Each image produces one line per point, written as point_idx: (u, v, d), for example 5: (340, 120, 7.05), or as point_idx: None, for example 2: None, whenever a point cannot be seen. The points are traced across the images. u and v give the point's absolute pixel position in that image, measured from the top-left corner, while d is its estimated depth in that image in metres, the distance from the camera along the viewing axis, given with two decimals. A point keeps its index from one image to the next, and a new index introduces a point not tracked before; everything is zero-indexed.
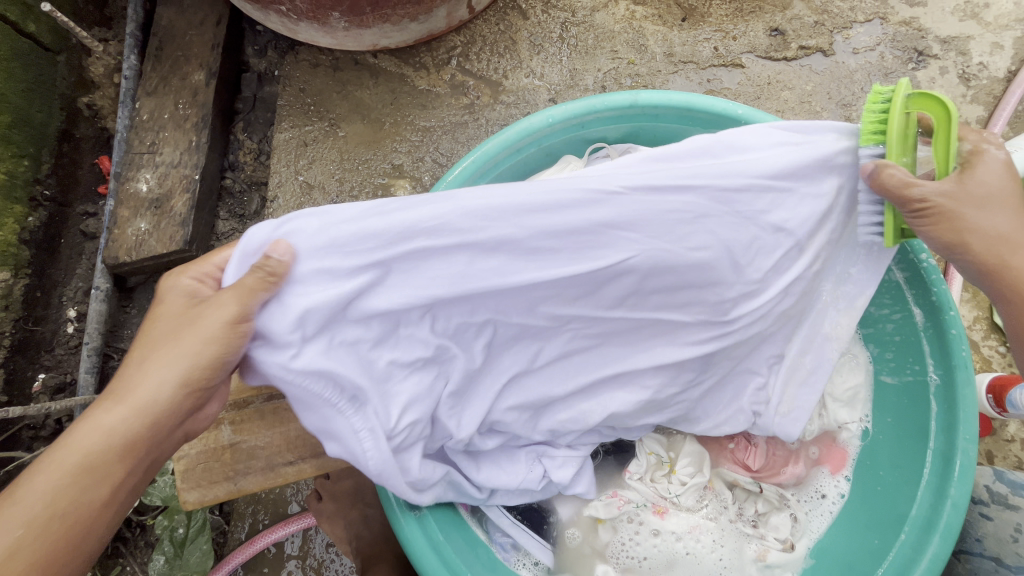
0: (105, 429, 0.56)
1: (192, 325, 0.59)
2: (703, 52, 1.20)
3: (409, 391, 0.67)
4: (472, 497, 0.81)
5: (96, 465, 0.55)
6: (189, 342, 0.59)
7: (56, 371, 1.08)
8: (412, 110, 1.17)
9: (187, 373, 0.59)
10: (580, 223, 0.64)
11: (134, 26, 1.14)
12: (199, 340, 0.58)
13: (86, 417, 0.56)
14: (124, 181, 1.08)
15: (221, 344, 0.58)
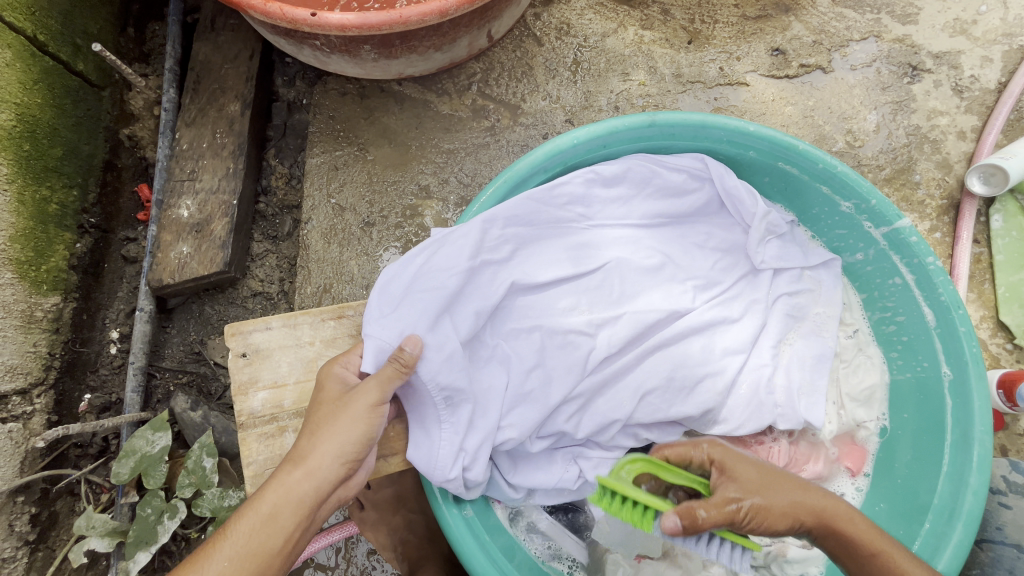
0: (280, 504, 0.64)
1: (347, 410, 0.69)
2: (709, 73, 1.27)
3: (479, 390, 0.79)
4: (509, 496, 0.85)
5: (272, 533, 0.63)
6: (345, 422, 0.68)
7: (101, 391, 1.12)
8: (436, 134, 1.23)
9: (347, 451, 0.67)
10: (593, 246, 0.91)
11: (172, 61, 1.21)
12: (357, 420, 0.68)
13: (271, 487, 0.65)
14: (166, 208, 1.13)
15: (369, 422, 0.69)
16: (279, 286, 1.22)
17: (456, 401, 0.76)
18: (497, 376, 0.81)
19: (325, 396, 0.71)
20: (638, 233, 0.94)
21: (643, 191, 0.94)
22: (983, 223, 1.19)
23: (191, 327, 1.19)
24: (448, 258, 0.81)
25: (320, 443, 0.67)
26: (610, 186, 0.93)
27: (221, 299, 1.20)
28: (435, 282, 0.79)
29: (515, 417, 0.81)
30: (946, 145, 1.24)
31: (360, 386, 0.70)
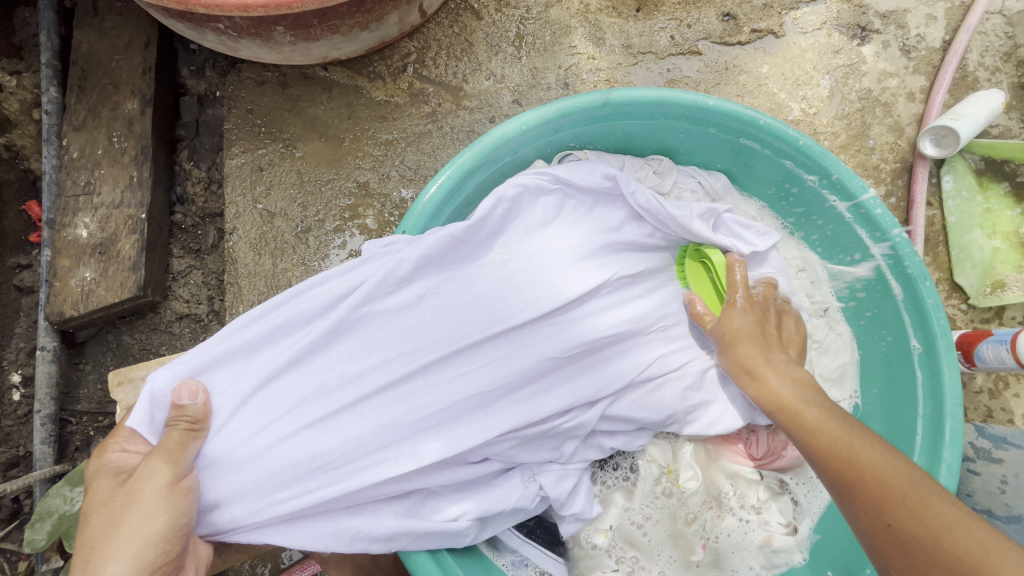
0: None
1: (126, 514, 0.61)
2: (660, 42, 1.20)
3: (349, 441, 0.72)
4: (464, 537, 0.77)
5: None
6: (132, 525, 0.60)
7: (7, 445, 0.98)
8: (371, 123, 1.11)
9: (143, 555, 0.60)
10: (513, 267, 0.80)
11: (49, 55, 1.03)
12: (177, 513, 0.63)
13: None
14: (60, 229, 0.98)
15: (164, 511, 0.62)
16: (209, 305, 1.09)
17: (319, 456, 0.70)
18: (308, 443, 0.71)
19: (95, 496, 0.65)
20: (538, 256, 0.80)
21: (564, 208, 0.84)
22: (936, 185, 1.19)
23: (108, 361, 1.05)
24: (319, 298, 0.75)
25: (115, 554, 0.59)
26: (538, 201, 0.83)
27: (142, 326, 1.06)
28: (294, 319, 0.74)
29: (390, 469, 0.72)
30: (897, 107, 1.23)
31: (138, 474, 0.64)
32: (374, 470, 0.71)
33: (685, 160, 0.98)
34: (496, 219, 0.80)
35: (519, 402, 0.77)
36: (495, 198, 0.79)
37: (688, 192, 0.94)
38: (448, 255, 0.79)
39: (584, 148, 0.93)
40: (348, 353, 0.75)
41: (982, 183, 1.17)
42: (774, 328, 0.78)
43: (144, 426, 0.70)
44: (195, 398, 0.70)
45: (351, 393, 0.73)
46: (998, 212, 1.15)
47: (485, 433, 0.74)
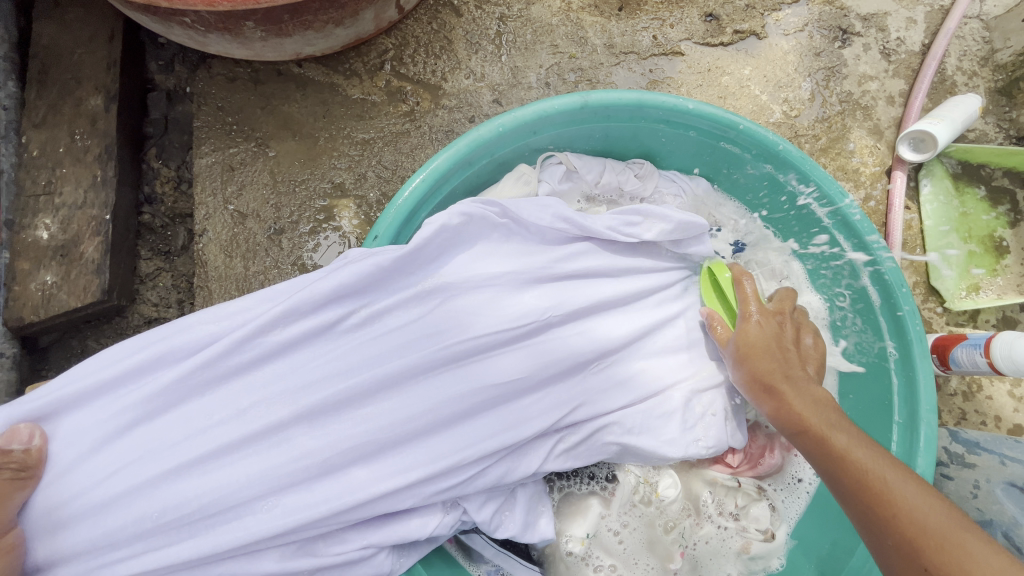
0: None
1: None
2: (642, 42, 1.19)
3: (210, 489, 0.66)
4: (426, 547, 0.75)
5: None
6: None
7: None
8: (347, 122, 1.08)
9: None
10: (470, 280, 0.77)
11: (6, 47, 0.98)
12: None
13: None
14: (19, 230, 0.94)
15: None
16: (178, 309, 1.05)
17: (177, 507, 0.65)
18: (174, 492, 0.66)
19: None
20: (455, 291, 0.76)
21: (510, 241, 0.82)
22: (914, 188, 1.20)
23: (73, 366, 1.02)
24: (180, 340, 0.70)
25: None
26: (480, 234, 0.80)
27: (107, 331, 1.03)
28: (153, 362, 0.69)
29: (258, 520, 0.66)
30: (877, 111, 1.24)
31: None
32: (240, 521, 0.66)
33: (666, 165, 0.97)
34: (430, 247, 0.75)
35: (409, 451, 0.72)
36: (436, 226, 0.74)
37: (669, 196, 0.93)
38: (357, 289, 0.73)
39: (564, 151, 0.92)
40: (217, 394, 0.70)
41: (959, 187, 1.18)
42: (792, 343, 0.76)
43: None
44: (30, 444, 0.65)
45: (221, 440, 0.67)
46: (974, 216, 1.17)
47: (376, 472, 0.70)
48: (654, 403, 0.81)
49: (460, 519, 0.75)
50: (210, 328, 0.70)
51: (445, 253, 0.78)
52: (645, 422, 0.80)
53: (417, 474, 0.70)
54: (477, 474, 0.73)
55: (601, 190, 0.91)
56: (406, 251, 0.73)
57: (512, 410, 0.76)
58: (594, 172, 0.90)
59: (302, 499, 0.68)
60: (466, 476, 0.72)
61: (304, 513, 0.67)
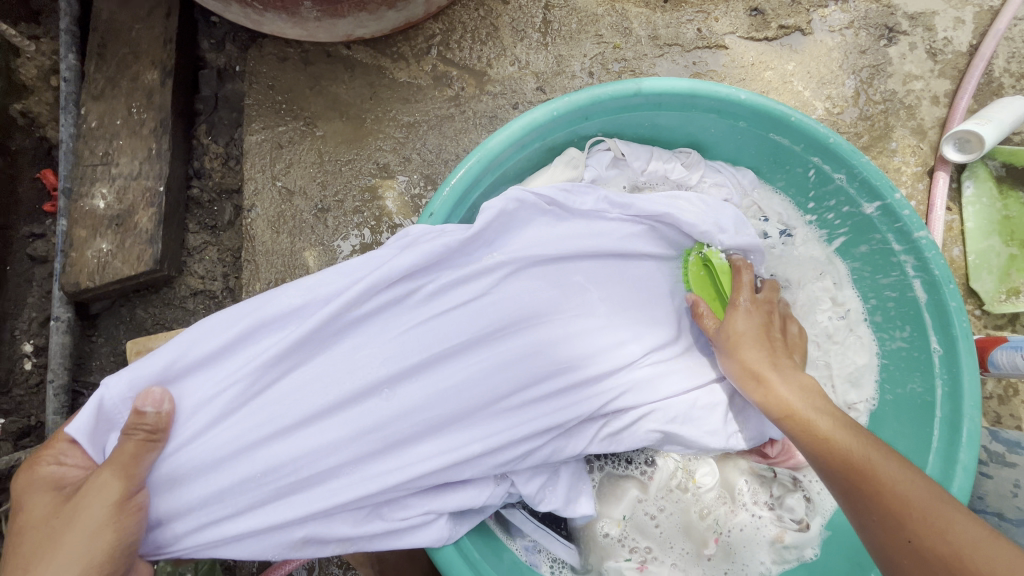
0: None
1: (69, 522, 0.59)
2: (687, 34, 1.19)
3: (301, 453, 0.69)
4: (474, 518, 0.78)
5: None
6: (75, 543, 0.58)
7: (17, 415, 0.97)
8: (394, 105, 1.10)
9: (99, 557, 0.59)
10: (534, 261, 0.79)
11: (68, 21, 1.01)
12: (133, 488, 0.63)
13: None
14: (76, 198, 0.96)
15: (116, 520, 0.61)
16: (223, 282, 1.08)
17: (272, 469, 0.68)
18: (268, 455, 0.68)
19: (32, 515, 0.61)
20: (518, 273, 0.79)
21: (560, 227, 0.83)
22: (956, 190, 1.19)
23: (121, 334, 1.04)
24: (276, 308, 0.70)
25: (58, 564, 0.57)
26: (532, 219, 0.81)
27: (155, 300, 1.05)
28: (250, 328, 0.70)
29: (346, 484, 0.70)
30: (921, 111, 1.23)
31: (91, 482, 0.61)
32: (328, 484, 0.70)
33: (711, 156, 0.98)
34: (489, 232, 0.78)
35: (475, 426, 0.74)
36: (494, 211, 0.77)
37: (714, 185, 0.94)
38: (426, 266, 0.75)
39: (613, 137, 0.92)
40: (307, 365, 0.71)
41: (1002, 190, 1.17)
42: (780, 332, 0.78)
43: (86, 437, 0.66)
44: (160, 407, 0.66)
45: (305, 406, 0.69)
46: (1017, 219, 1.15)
47: (454, 445, 0.73)
48: (696, 391, 0.82)
49: (506, 492, 0.78)
50: (303, 297, 0.71)
51: (500, 236, 0.79)
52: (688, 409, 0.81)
53: (490, 449, 0.73)
54: (531, 453, 0.75)
55: (648, 177, 0.92)
56: (471, 232, 0.75)
57: (578, 393, 0.78)
58: (642, 160, 0.92)
59: (378, 465, 0.71)
60: (523, 453, 0.75)
61: (382, 477, 0.70)
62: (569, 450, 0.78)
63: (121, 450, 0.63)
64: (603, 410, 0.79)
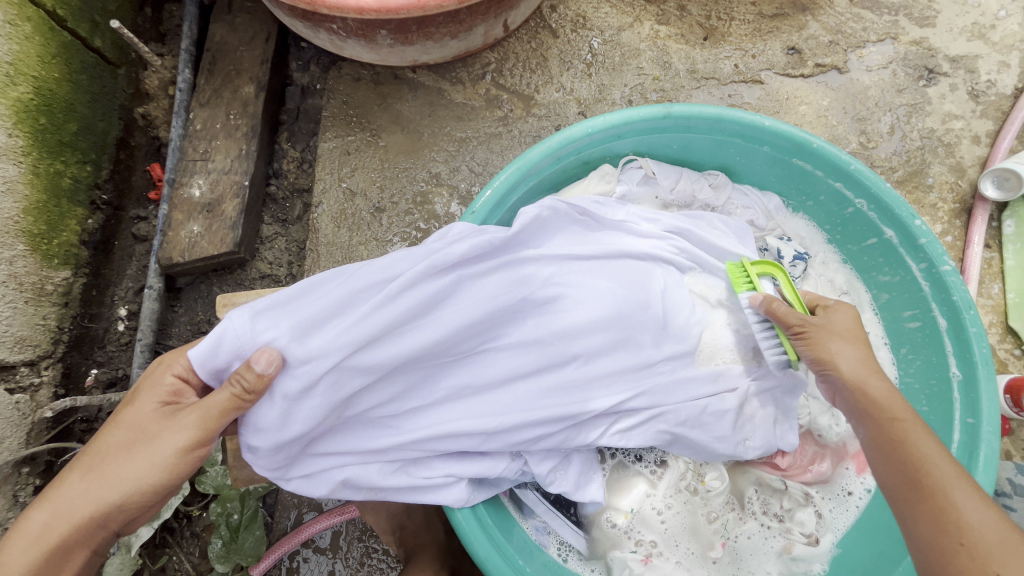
0: (52, 520, 0.63)
1: (148, 443, 0.66)
2: (724, 69, 1.27)
3: (349, 408, 0.76)
4: (494, 487, 0.84)
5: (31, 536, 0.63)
6: (146, 457, 0.65)
7: (108, 366, 1.13)
8: (449, 122, 1.23)
9: (144, 484, 0.65)
10: (567, 258, 0.86)
11: (188, 42, 1.20)
12: (201, 443, 0.67)
13: (103, 489, 0.64)
14: (178, 187, 1.13)
15: (175, 458, 0.67)
16: (288, 269, 1.22)
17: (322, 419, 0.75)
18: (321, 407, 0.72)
19: (142, 404, 0.70)
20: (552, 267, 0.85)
21: (587, 235, 0.91)
22: (995, 228, 1.19)
23: (198, 307, 1.20)
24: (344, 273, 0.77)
25: (121, 471, 0.65)
26: (564, 226, 0.90)
27: (229, 280, 1.20)
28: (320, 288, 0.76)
29: (382, 437, 0.78)
30: (960, 149, 1.24)
31: (185, 413, 0.68)
32: (367, 438, 0.78)
33: (737, 178, 1.04)
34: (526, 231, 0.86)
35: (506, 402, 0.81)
36: (530, 216, 0.86)
37: (740, 208, 1.00)
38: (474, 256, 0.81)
39: (644, 157, 1.01)
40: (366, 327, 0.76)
41: None
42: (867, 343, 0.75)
43: (202, 364, 0.72)
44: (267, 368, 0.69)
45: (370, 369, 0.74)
46: None
47: (478, 418, 0.80)
48: (708, 399, 0.85)
49: (520, 469, 0.84)
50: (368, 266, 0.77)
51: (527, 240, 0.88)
52: (699, 414, 0.85)
53: (509, 428, 0.80)
54: (544, 437, 0.81)
55: (676, 196, 0.99)
56: (510, 233, 0.84)
57: (593, 386, 0.84)
58: (671, 180, 0.99)
59: (415, 425, 0.79)
60: (536, 437, 0.81)
61: (415, 436, 0.78)
62: (581, 439, 0.83)
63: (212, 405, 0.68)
64: (618, 409, 0.84)
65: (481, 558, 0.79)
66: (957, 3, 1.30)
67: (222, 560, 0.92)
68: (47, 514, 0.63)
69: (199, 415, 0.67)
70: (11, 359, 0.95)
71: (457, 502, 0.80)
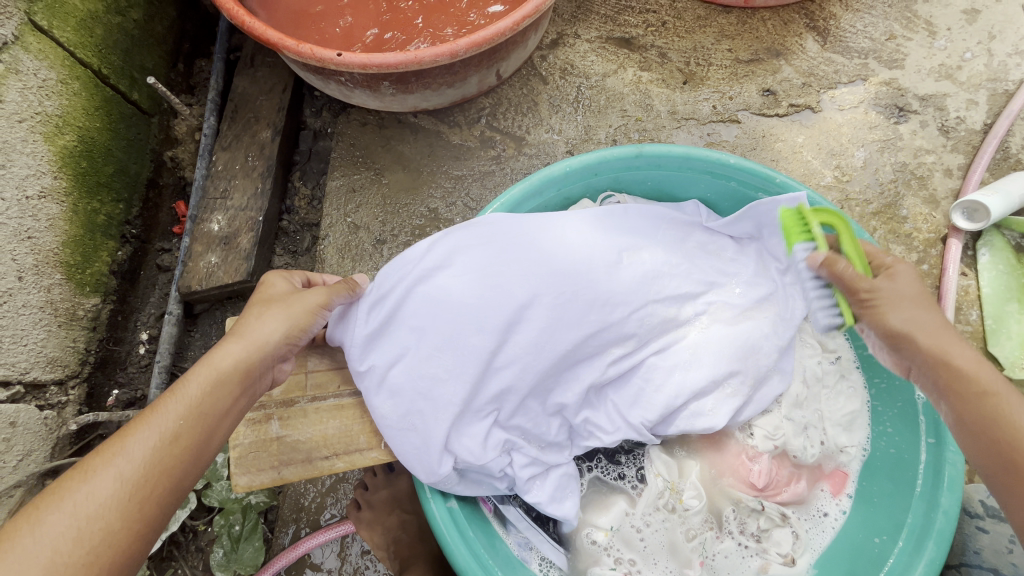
0: (105, 472, 0.60)
1: (220, 347, 0.72)
2: (703, 110, 1.36)
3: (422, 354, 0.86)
4: (488, 490, 0.91)
5: (74, 506, 0.58)
6: (226, 350, 0.72)
7: (128, 387, 1.22)
8: (447, 161, 1.34)
9: (210, 390, 0.68)
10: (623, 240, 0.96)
11: (214, 93, 1.34)
12: (283, 338, 0.76)
13: (164, 408, 0.65)
14: (199, 222, 1.24)
15: (246, 353, 0.73)
16: None
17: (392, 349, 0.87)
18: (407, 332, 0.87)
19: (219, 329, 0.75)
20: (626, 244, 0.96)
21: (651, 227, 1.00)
22: (969, 257, 1.23)
23: (213, 332, 1.29)
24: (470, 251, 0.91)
25: (197, 375, 0.69)
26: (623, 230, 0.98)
27: (242, 307, 1.30)
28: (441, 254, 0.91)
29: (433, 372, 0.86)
30: (933, 182, 1.30)
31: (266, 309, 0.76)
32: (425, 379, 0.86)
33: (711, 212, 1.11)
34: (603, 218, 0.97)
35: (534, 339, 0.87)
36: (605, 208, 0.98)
37: None
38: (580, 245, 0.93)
39: (622, 194, 1.10)
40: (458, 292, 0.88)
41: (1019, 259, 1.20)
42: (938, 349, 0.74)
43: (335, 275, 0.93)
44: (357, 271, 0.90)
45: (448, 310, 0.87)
46: None
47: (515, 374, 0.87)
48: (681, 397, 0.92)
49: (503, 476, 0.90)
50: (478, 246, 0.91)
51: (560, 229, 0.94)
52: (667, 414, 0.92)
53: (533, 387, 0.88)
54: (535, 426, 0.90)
55: None
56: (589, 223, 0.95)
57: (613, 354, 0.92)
58: None
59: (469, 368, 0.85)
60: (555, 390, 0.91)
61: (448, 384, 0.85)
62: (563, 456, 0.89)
63: (297, 303, 0.78)
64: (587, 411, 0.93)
65: (461, 566, 0.83)
66: (924, 47, 1.38)
67: (222, 568, 1.02)
68: (84, 489, 0.59)
69: (276, 313, 0.76)
70: (42, 377, 1.04)
71: (428, 479, 0.84)
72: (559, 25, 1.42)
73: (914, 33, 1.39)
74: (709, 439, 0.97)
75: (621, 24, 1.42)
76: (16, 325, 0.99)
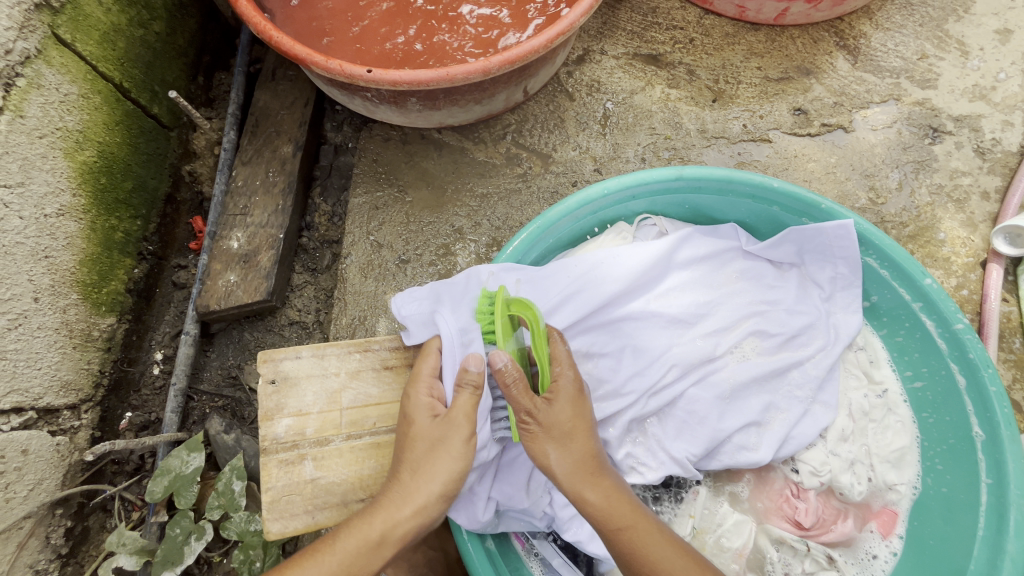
0: None
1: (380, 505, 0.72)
2: (733, 129, 1.34)
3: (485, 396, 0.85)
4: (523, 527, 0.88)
5: None
6: (379, 513, 0.71)
7: (141, 409, 1.18)
8: (471, 178, 1.31)
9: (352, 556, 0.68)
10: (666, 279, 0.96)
11: (235, 107, 1.31)
12: (438, 496, 0.73)
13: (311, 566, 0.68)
14: (218, 239, 1.21)
15: (398, 520, 0.71)
16: (315, 316, 1.28)
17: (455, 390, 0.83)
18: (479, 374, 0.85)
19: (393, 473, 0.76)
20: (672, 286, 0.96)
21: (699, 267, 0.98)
22: (1011, 282, 1.20)
23: (229, 352, 1.26)
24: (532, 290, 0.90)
25: (348, 531, 0.70)
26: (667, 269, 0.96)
27: (260, 326, 1.26)
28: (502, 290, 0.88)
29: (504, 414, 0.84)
30: (970, 205, 1.27)
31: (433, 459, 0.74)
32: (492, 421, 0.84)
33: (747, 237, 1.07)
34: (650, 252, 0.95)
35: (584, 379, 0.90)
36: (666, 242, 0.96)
37: None
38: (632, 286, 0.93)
39: (658, 217, 1.05)
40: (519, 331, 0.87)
41: None
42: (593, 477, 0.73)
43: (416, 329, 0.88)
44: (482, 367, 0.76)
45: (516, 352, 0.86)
46: None
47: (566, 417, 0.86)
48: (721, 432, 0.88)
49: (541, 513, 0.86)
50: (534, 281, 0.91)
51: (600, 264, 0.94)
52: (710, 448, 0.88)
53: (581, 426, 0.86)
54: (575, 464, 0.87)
55: None
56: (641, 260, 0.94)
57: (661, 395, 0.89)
58: None
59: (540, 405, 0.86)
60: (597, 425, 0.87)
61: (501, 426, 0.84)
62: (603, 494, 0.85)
63: (447, 456, 0.74)
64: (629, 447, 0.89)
65: None
66: (957, 66, 1.36)
67: None
68: None
69: (437, 471, 0.73)
70: (56, 402, 1.00)
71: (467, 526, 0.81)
72: (585, 41, 1.40)
73: (946, 52, 1.37)
74: (752, 477, 0.92)
75: (648, 41, 1.39)
76: (30, 349, 0.95)
